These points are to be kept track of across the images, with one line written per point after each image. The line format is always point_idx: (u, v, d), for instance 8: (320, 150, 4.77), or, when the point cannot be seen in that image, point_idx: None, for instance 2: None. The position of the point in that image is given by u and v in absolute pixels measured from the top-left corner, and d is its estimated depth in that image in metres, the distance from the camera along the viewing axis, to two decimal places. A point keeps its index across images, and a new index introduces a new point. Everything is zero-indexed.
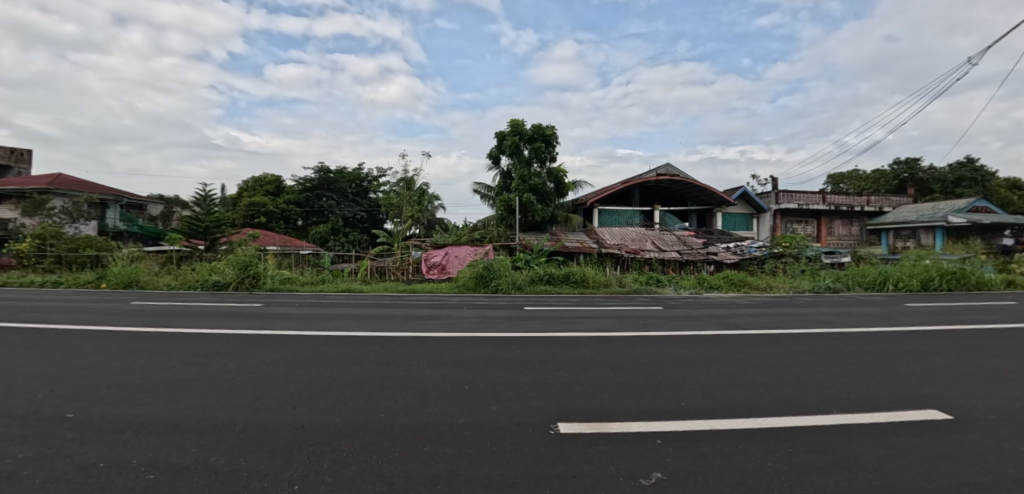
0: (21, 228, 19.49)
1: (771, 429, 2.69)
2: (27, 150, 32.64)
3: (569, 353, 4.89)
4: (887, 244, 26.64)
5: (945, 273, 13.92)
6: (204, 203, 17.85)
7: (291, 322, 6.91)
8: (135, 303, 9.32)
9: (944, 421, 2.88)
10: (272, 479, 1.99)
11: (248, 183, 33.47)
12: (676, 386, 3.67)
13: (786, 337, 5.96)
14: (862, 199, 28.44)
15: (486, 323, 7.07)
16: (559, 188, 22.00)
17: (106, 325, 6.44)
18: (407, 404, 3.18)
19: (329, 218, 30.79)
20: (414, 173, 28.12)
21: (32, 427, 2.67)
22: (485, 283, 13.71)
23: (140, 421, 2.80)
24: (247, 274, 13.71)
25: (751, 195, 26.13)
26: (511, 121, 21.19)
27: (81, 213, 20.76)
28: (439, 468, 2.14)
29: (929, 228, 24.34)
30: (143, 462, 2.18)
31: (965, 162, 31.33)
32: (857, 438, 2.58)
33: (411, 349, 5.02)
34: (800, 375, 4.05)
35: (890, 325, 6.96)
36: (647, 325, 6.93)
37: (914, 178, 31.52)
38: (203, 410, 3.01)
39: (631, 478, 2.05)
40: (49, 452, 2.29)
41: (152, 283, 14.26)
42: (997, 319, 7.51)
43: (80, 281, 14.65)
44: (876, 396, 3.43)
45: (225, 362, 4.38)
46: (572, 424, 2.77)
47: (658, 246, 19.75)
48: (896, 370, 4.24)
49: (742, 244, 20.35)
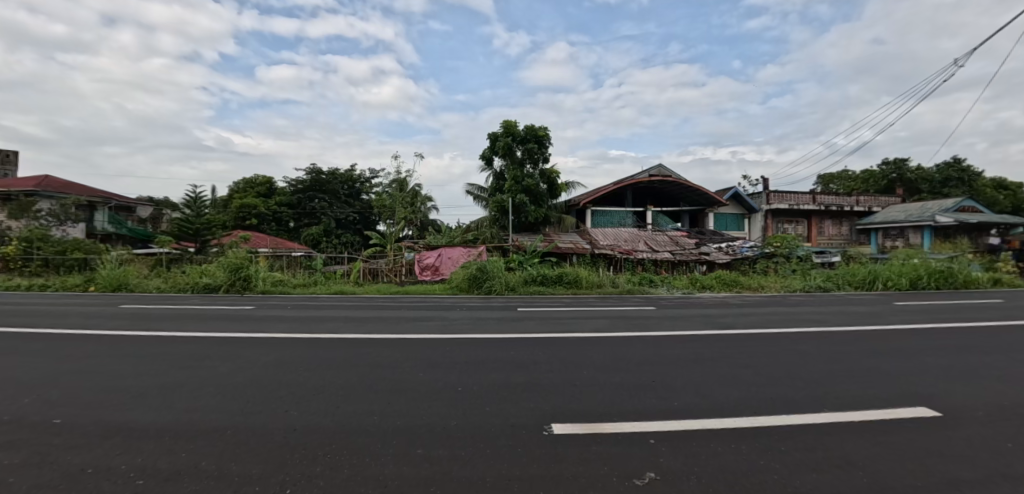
0: (6, 231, 19.10)
1: (764, 428, 2.72)
2: (14, 152, 32.30)
3: (563, 354, 4.89)
4: (877, 244, 27.02)
5: (933, 272, 14.16)
6: (195, 205, 17.52)
7: (281, 325, 6.82)
8: (126, 307, 9.19)
9: (936, 420, 2.89)
10: (263, 483, 1.97)
11: (239, 184, 33.32)
12: (670, 386, 3.68)
13: (778, 336, 6.02)
14: (852, 199, 28.77)
15: (479, 324, 7.04)
16: (553, 189, 22.07)
17: (95, 329, 6.38)
18: (402, 405, 3.16)
19: (321, 220, 30.55)
20: (408, 174, 28.08)
21: (16, 434, 2.60)
22: (479, 284, 13.67)
23: (128, 425, 2.76)
24: (239, 277, 13.55)
25: (744, 195, 26.42)
26: (505, 122, 21.29)
27: (69, 215, 20.53)
28: (429, 470, 2.12)
29: (916, 228, 24.74)
30: (133, 468, 2.14)
31: (953, 162, 31.86)
32: (849, 436, 2.60)
33: (403, 352, 4.97)
34: (793, 373, 4.09)
35: (880, 323, 7.05)
36: (642, 325, 6.93)
37: (903, 178, 32.11)
38: (195, 413, 2.98)
39: (625, 477, 2.05)
40: (36, 459, 2.24)
41: (141, 286, 14.06)
42: (983, 317, 7.68)
43: (67, 285, 14.38)
44: (867, 394, 3.46)
45: (218, 366, 4.33)
46: (566, 425, 2.77)
47: (651, 246, 19.95)
48: (888, 369, 4.27)
49: (734, 244, 20.52)
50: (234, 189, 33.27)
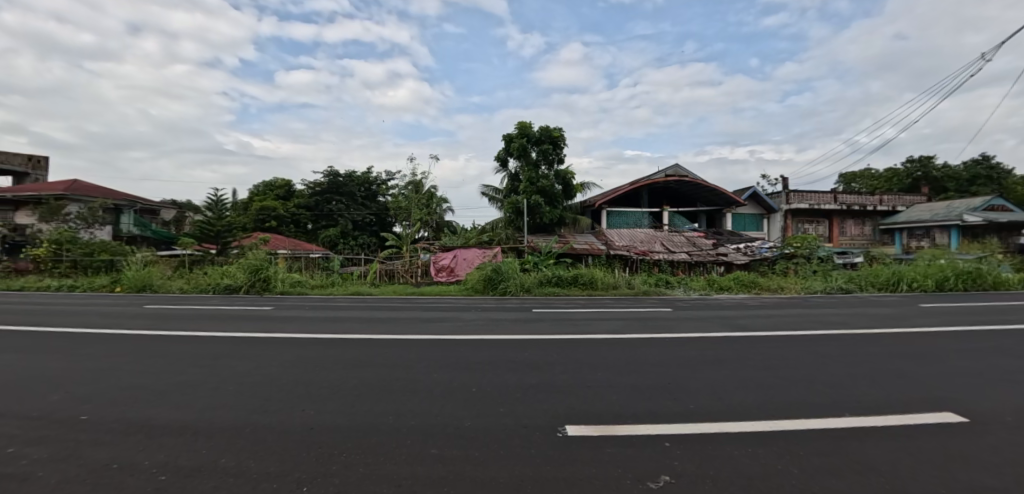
0: (37, 233, 19.86)
1: (780, 432, 2.65)
2: (44, 157, 33.62)
3: (579, 356, 4.85)
4: (901, 244, 26.16)
5: (960, 273, 13.65)
6: (215, 208, 18.00)
7: (299, 326, 6.93)
8: (150, 307, 9.43)
9: (960, 425, 2.80)
10: (281, 481, 2.01)
11: (259, 188, 34.14)
12: (685, 388, 3.63)
13: (798, 338, 5.88)
14: (874, 198, 27.93)
15: (493, 325, 7.04)
16: (567, 189, 22.01)
17: (121, 328, 6.58)
18: (417, 406, 3.19)
19: (338, 223, 31.03)
20: (423, 176, 28.30)
21: (48, 429, 2.72)
22: (494, 285, 13.72)
23: (150, 423, 2.84)
24: (258, 278, 13.89)
25: (762, 195, 25.88)
26: (520, 123, 21.26)
27: (96, 218, 21.21)
28: (444, 470, 2.14)
29: (943, 227, 23.94)
30: (156, 463, 2.21)
31: (980, 160, 30.83)
32: (868, 441, 2.53)
33: (421, 352, 5.02)
34: (812, 377, 4.00)
35: (905, 326, 6.84)
36: (657, 327, 6.84)
37: (928, 176, 31.14)
38: (214, 412, 3.05)
39: (638, 480, 2.03)
40: (64, 453, 2.34)
41: (165, 287, 14.51)
42: (1016, 319, 7.39)
43: (95, 285, 14.94)
44: (889, 399, 3.36)
45: (237, 365, 4.42)
46: (580, 428, 2.74)
47: (667, 247, 19.73)
48: (911, 373, 4.14)
49: (753, 244, 20.15)
50: (254, 192, 34.08)
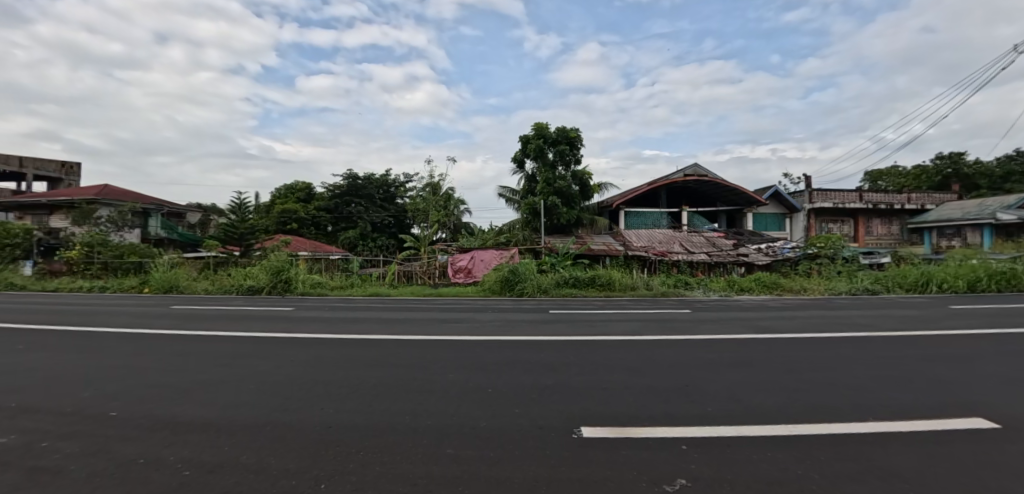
0: (71, 236, 20.73)
1: (801, 437, 2.57)
2: (77, 164, 35.10)
3: (596, 357, 4.80)
4: (930, 243, 25.20)
5: (995, 274, 13.07)
6: (238, 211, 18.50)
7: (320, 326, 7.05)
8: (178, 307, 9.73)
9: (995, 431, 2.67)
10: (298, 477, 2.05)
11: (281, 191, 34.96)
12: (703, 391, 3.56)
13: (823, 340, 5.70)
14: (902, 196, 27.10)
15: (510, 326, 7.03)
16: (584, 189, 21.90)
17: (150, 328, 6.80)
18: (432, 406, 3.21)
19: (357, 224, 31.55)
20: (439, 178, 28.50)
21: (79, 424, 2.83)
22: (510, 287, 13.74)
23: (174, 420, 2.92)
24: (280, 279, 14.22)
25: (784, 194, 25.28)
26: (536, 124, 21.22)
27: (125, 221, 22.03)
28: (458, 470, 2.14)
29: (976, 226, 23.01)
30: (180, 458, 2.28)
31: (1015, 155, 29.53)
32: (895, 447, 2.43)
33: (439, 353, 5.05)
34: (837, 380, 3.87)
35: (936, 328, 6.59)
36: (676, 328, 6.72)
37: (959, 173, 30.01)
38: (236, 409, 3.13)
39: (655, 483, 2.00)
40: (93, 448, 2.42)
41: (190, 287, 14.98)
42: None
43: (126, 286, 15.53)
44: (918, 403, 3.23)
45: (258, 364, 4.52)
46: (595, 429, 2.71)
47: (686, 247, 19.42)
48: (943, 377, 3.97)
49: (775, 244, 19.68)
50: (275, 195, 34.92)
